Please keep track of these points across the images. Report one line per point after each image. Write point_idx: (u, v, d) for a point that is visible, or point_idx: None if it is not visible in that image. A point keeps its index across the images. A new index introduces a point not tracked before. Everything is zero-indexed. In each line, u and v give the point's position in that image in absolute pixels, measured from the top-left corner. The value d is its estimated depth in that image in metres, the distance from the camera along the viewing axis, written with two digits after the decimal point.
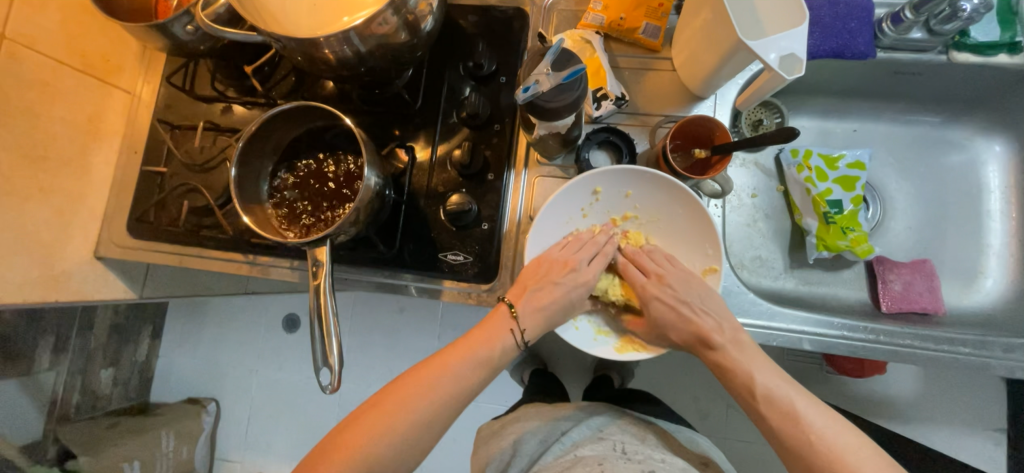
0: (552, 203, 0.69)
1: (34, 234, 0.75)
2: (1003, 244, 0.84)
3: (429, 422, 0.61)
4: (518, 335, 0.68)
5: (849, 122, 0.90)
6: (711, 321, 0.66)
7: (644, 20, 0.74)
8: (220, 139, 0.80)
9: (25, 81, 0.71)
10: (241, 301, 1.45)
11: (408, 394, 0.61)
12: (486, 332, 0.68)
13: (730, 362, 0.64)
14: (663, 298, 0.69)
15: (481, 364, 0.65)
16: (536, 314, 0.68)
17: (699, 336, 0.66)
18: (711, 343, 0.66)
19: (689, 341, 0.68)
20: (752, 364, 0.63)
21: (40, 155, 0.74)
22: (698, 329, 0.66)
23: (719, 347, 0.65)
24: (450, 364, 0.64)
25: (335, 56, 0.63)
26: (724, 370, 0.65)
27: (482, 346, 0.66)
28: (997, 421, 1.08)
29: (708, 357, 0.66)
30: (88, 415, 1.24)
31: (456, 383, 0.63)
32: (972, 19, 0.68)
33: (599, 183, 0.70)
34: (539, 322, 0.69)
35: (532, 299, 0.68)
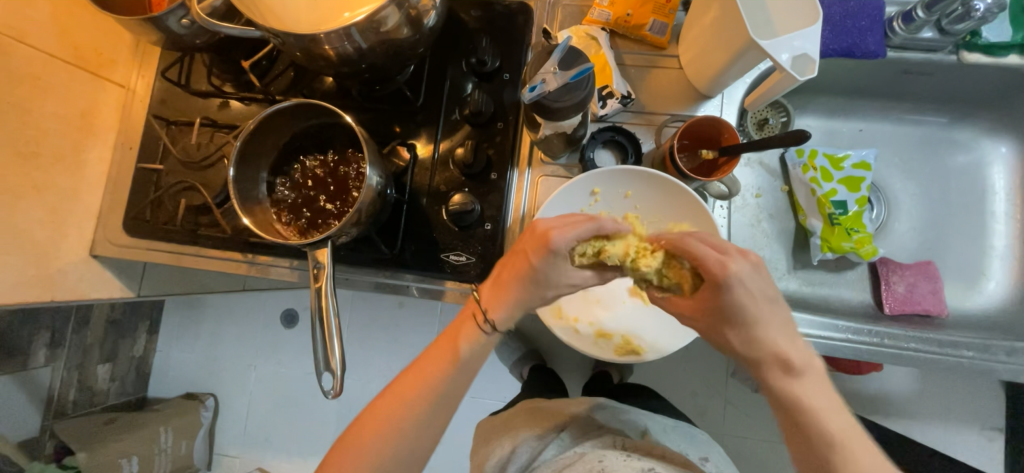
0: (553, 202, 0.68)
1: (27, 232, 0.74)
2: (1006, 246, 0.84)
3: (415, 439, 0.60)
4: (482, 320, 0.61)
5: (855, 122, 0.89)
6: (785, 334, 0.52)
7: (652, 17, 0.72)
8: (217, 135, 0.78)
9: (15, 76, 0.69)
10: (238, 296, 1.44)
11: (384, 416, 0.59)
12: (453, 326, 0.62)
13: (801, 398, 0.51)
14: (746, 286, 0.50)
15: (448, 366, 0.60)
16: (499, 294, 0.60)
17: (775, 353, 0.52)
18: (790, 365, 0.51)
19: (760, 361, 0.53)
20: (827, 409, 0.51)
21: (32, 152, 0.72)
22: (772, 344, 0.52)
23: (798, 373, 0.51)
24: (425, 372, 0.60)
25: (335, 52, 0.61)
26: (794, 408, 0.51)
27: (447, 343, 0.61)
28: (993, 420, 1.09)
29: (779, 387, 0.52)
30: (85, 411, 1.24)
31: (427, 395, 0.60)
32: (984, 19, 0.67)
33: (598, 181, 0.69)
34: (504, 302, 0.60)
35: (495, 280, 0.61)
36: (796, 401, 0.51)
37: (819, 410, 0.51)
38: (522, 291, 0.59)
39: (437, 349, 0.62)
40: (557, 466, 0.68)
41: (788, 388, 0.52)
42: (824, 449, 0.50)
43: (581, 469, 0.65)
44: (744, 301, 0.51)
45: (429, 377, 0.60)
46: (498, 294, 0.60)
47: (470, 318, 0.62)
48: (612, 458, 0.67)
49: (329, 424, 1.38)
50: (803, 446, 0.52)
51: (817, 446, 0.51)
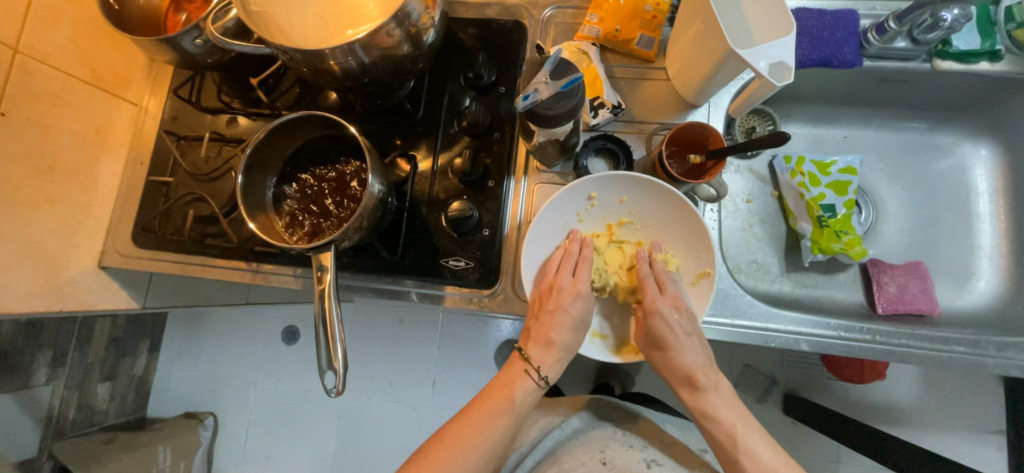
0: (548, 206, 0.71)
1: (40, 244, 0.76)
2: (992, 245, 0.86)
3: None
4: (536, 374, 0.68)
5: (839, 129, 0.93)
6: (700, 358, 0.67)
7: (639, 32, 0.76)
8: (225, 149, 0.82)
9: (36, 94, 0.73)
10: (239, 313, 1.45)
11: (438, 462, 0.61)
12: (504, 378, 0.68)
13: (711, 408, 0.65)
14: (668, 319, 0.66)
15: (502, 413, 0.65)
16: (548, 348, 0.68)
17: (689, 373, 0.66)
18: (696, 384, 0.66)
19: (676, 377, 0.67)
20: (735, 418, 0.64)
21: (48, 166, 0.76)
22: (686, 367, 0.66)
23: (704, 389, 0.66)
24: (477, 419, 0.64)
25: (339, 67, 0.65)
26: (703, 415, 0.65)
27: (500, 394, 0.66)
28: (996, 424, 1.08)
29: (691, 397, 0.67)
30: (83, 431, 1.23)
31: (481, 439, 0.63)
32: (953, 29, 0.71)
33: (596, 186, 0.71)
34: (554, 357, 0.68)
35: (539, 338, 0.69)
36: (706, 411, 0.65)
37: (729, 420, 0.64)
38: (563, 344, 0.69)
39: (488, 400, 0.66)
40: (560, 454, 0.71)
41: (696, 398, 0.66)
42: (734, 450, 0.63)
43: (585, 458, 0.68)
44: (664, 329, 0.66)
45: (485, 423, 0.64)
46: (550, 352, 0.68)
47: (521, 371, 0.68)
48: (614, 448, 0.70)
49: (329, 441, 1.36)
50: (718, 447, 0.65)
51: (723, 443, 0.64)
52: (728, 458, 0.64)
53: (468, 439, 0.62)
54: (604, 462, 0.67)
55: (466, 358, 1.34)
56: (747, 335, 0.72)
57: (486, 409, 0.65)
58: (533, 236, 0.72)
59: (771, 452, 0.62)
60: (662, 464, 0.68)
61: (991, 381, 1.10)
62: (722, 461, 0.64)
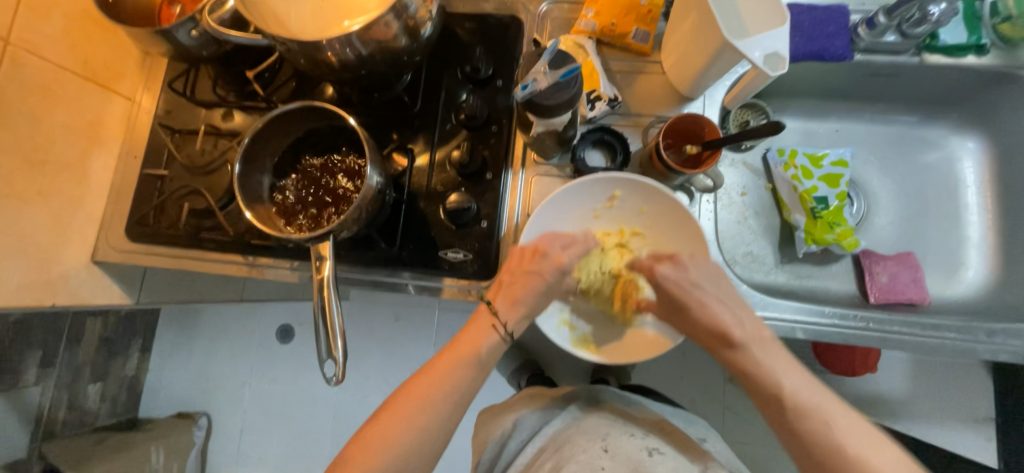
0: (571, 186, 0.71)
1: (32, 237, 0.75)
2: (980, 236, 0.88)
3: (431, 428, 0.61)
4: (501, 330, 0.66)
5: (831, 123, 0.94)
6: (728, 312, 0.64)
7: (635, 25, 0.77)
8: (221, 142, 0.81)
9: (27, 86, 0.72)
10: (233, 312, 1.44)
11: (405, 412, 0.60)
12: (469, 334, 0.66)
13: (755, 364, 0.61)
14: (675, 277, 0.67)
15: (468, 365, 0.64)
16: (515, 306, 0.67)
17: (722, 329, 0.63)
18: (732, 341, 0.63)
19: (711, 335, 0.64)
20: (781, 371, 0.60)
21: (40, 159, 0.75)
22: (716, 324, 0.64)
23: (742, 345, 0.62)
24: (445, 372, 0.63)
25: (337, 58, 0.65)
26: (748, 373, 0.62)
27: (465, 348, 0.65)
28: (986, 414, 1.10)
29: (729, 357, 0.63)
30: (73, 432, 1.21)
31: (447, 388, 0.62)
32: (940, 22, 0.73)
33: (623, 186, 0.73)
34: (521, 312, 0.68)
35: (508, 293, 0.67)
36: (746, 368, 0.62)
37: (774, 375, 0.60)
38: (533, 299, 0.68)
39: (453, 352, 0.65)
40: (561, 444, 0.71)
41: (738, 357, 0.62)
42: (783, 406, 0.59)
43: (587, 446, 0.68)
44: (678, 288, 0.66)
45: (450, 376, 0.63)
46: (515, 304, 0.67)
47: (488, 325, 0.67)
48: (615, 436, 0.70)
49: (325, 441, 1.36)
50: (765, 403, 0.61)
51: (776, 403, 0.59)
52: (777, 414, 0.60)
53: (434, 389, 0.62)
54: (605, 450, 0.68)
55: None
56: None
57: (452, 360, 0.64)
58: (546, 210, 0.72)
59: (821, 399, 0.59)
60: (664, 452, 0.68)
61: (980, 373, 1.12)
62: (770, 419, 0.61)
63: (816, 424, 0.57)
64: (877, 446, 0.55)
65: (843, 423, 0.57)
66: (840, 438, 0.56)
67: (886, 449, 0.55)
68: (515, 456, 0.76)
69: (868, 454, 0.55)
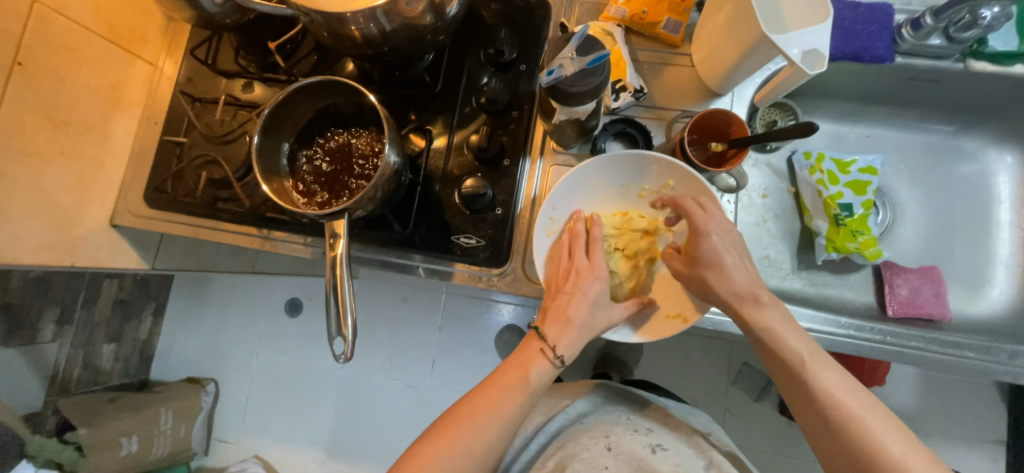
0: (620, 155, 0.69)
1: (53, 197, 0.76)
2: (1009, 255, 0.85)
3: (478, 458, 0.60)
4: (551, 353, 0.64)
5: (862, 128, 0.91)
6: (753, 276, 0.64)
7: (666, 15, 0.74)
8: (240, 113, 0.81)
9: (53, 44, 0.72)
10: (244, 282, 1.46)
11: (455, 437, 0.59)
12: (517, 359, 0.65)
13: (774, 325, 0.62)
14: (722, 239, 0.64)
15: (519, 390, 0.63)
16: (564, 326, 0.65)
17: (750, 290, 0.63)
18: (762, 300, 0.63)
19: (738, 296, 0.63)
20: (798, 337, 0.61)
21: (63, 119, 0.75)
22: (743, 288, 0.63)
23: (766, 305, 0.63)
24: (494, 398, 0.62)
25: (360, 33, 0.63)
26: (770, 332, 0.62)
27: (514, 373, 0.64)
28: (995, 435, 1.08)
29: (752, 315, 0.63)
30: (88, 389, 1.24)
31: (496, 418, 0.61)
32: (991, 27, 0.69)
33: (679, 177, 0.69)
34: (570, 336, 0.64)
35: (556, 316, 0.66)
36: (767, 328, 0.62)
37: (792, 337, 0.61)
38: (583, 327, 0.65)
39: (503, 379, 0.64)
40: (565, 440, 0.71)
41: (757, 316, 0.63)
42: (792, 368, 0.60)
43: (590, 444, 0.69)
44: (719, 249, 0.64)
45: (500, 402, 0.62)
46: (565, 329, 0.64)
47: (537, 351, 0.65)
48: (619, 434, 0.71)
49: (327, 414, 1.38)
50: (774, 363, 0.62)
51: (790, 363, 0.61)
52: (789, 375, 0.61)
53: (482, 418, 0.60)
54: (609, 448, 0.68)
55: (468, 340, 1.35)
56: None
57: (502, 388, 0.63)
58: (592, 169, 0.72)
59: (834, 366, 0.60)
60: (668, 449, 0.69)
61: (993, 394, 1.09)
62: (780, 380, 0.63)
63: (827, 386, 0.58)
64: (892, 424, 0.56)
65: (855, 394, 0.58)
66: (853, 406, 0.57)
67: (897, 425, 0.56)
68: (520, 452, 0.76)
69: (879, 426, 0.56)
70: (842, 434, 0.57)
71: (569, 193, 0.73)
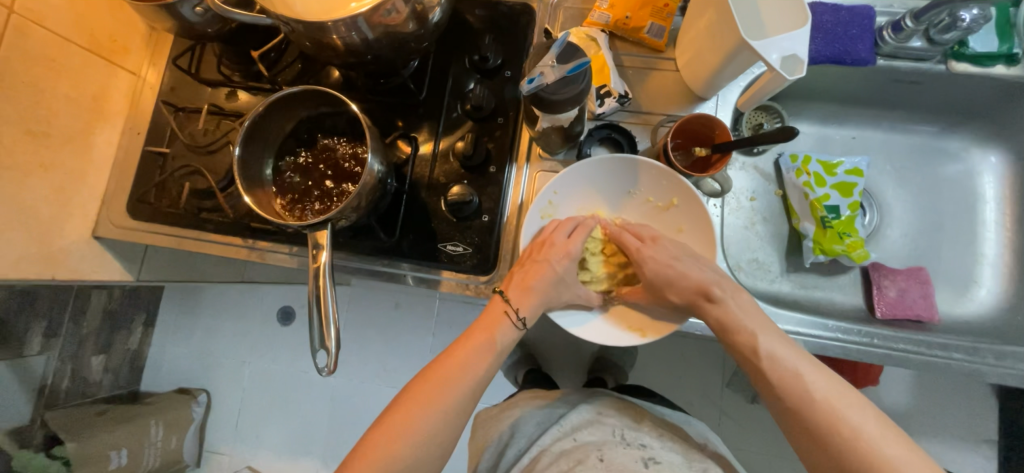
0: (642, 164, 0.69)
1: (33, 210, 0.75)
2: (996, 254, 0.85)
3: (449, 423, 0.61)
4: (513, 315, 0.68)
5: (848, 130, 0.91)
6: (710, 274, 0.66)
7: (649, 20, 0.74)
8: (224, 123, 0.80)
9: (31, 56, 0.71)
10: (235, 291, 1.45)
11: (425, 398, 0.61)
12: (483, 322, 0.68)
13: (732, 318, 0.63)
14: (658, 257, 0.69)
15: (486, 350, 0.65)
16: (526, 293, 0.68)
17: (702, 288, 0.66)
18: (712, 296, 0.65)
19: (691, 297, 0.66)
20: (754, 324, 0.62)
21: (43, 131, 0.74)
22: (698, 283, 0.66)
23: (720, 301, 0.65)
24: (462, 356, 0.64)
25: (342, 41, 0.63)
26: (726, 326, 0.63)
27: (482, 336, 0.66)
28: (988, 434, 1.08)
29: (709, 313, 0.65)
30: (77, 402, 1.23)
31: (466, 380, 0.63)
32: (972, 29, 0.70)
33: (684, 198, 0.70)
34: (533, 300, 0.68)
35: (520, 282, 0.68)
36: (724, 322, 0.64)
37: (750, 328, 0.62)
38: (545, 292, 0.68)
39: (471, 340, 0.66)
40: (559, 456, 0.70)
41: (713, 311, 0.65)
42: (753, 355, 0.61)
43: (584, 459, 0.68)
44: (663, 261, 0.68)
45: (469, 361, 0.64)
46: (526, 293, 0.68)
47: (501, 313, 0.68)
48: (612, 448, 0.70)
49: (320, 423, 1.37)
50: (736, 354, 0.63)
51: (744, 351, 0.62)
52: (750, 365, 0.61)
53: (453, 377, 0.62)
54: (600, 459, 0.69)
55: None
56: None
57: (471, 349, 0.65)
58: (605, 166, 0.71)
59: (792, 352, 0.60)
60: (660, 464, 0.69)
61: (986, 393, 1.09)
62: (742, 367, 0.63)
63: (784, 369, 0.58)
64: (847, 396, 0.56)
65: (814, 373, 0.58)
66: (808, 385, 0.57)
67: (854, 399, 0.56)
68: (513, 464, 0.75)
69: (834, 399, 0.56)
70: (803, 418, 0.56)
71: (575, 179, 0.72)
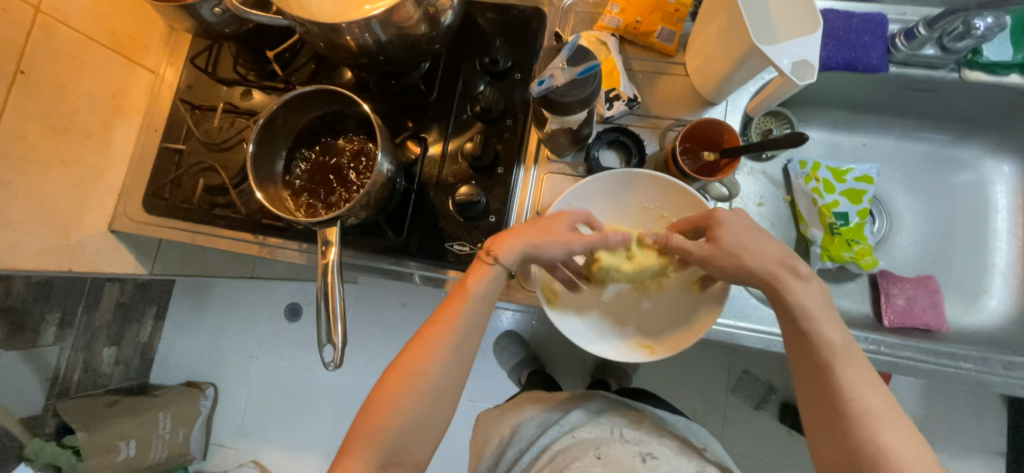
0: (655, 178, 0.69)
1: (52, 203, 0.77)
2: (1008, 265, 0.84)
3: (435, 400, 0.59)
4: (491, 259, 0.62)
5: (858, 137, 0.91)
6: (786, 250, 0.59)
7: (660, 25, 0.75)
8: (238, 121, 0.82)
9: (55, 53, 0.73)
10: (244, 287, 1.47)
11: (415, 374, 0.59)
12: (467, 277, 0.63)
13: (811, 305, 0.56)
14: (736, 220, 0.60)
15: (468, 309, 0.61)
16: (506, 239, 0.62)
17: (784, 260, 0.58)
18: (798, 271, 0.58)
19: (772, 267, 0.58)
20: (829, 320, 0.56)
21: (63, 127, 0.76)
22: (779, 257, 0.58)
23: (807, 277, 0.57)
24: (443, 323, 0.61)
25: (355, 43, 0.64)
26: (807, 311, 0.56)
27: (463, 288, 0.62)
28: (997, 447, 1.07)
29: (789, 289, 0.57)
30: (88, 392, 1.25)
31: (446, 338, 0.60)
32: (985, 37, 0.69)
33: (700, 212, 0.69)
34: (512, 244, 0.61)
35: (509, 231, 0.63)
36: (800, 304, 0.56)
37: (826, 321, 0.55)
38: (524, 235, 0.62)
39: (455, 299, 0.62)
40: (557, 454, 0.70)
41: (796, 291, 0.57)
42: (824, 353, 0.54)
43: (580, 454, 0.69)
44: (741, 226, 0.60)
45: (452, 328, 0.60)
46: (507, 237, 0.62)
47: (481, 261, 0.63)
48: (609, 445, 0.71)
49: (325, 418, 1.38)
50: (797, 342, 0.57)
51: (819, 347, 0.55)
52: (807, 358, 0.56)
53: (438, 347, 0.60)
54: (598, 458, 0.68)
55: None
56: (751, 338, 0.71)
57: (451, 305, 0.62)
58: (621, 179, 0.71)
59: (861, 361, 0.54)
60: (657, 458, 0.68)
61: (996, 406, 1.08)
62: (794, 355, 0.57)
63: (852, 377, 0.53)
64: (903, 422, 0.51)
65: (874, 388, 0.52)
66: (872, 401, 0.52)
67: (906, 427, 0.51)
68: (513, 464, 0.76)
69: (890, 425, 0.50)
70: (853, 423, 0.51)
71: (589, 195, 0.72)
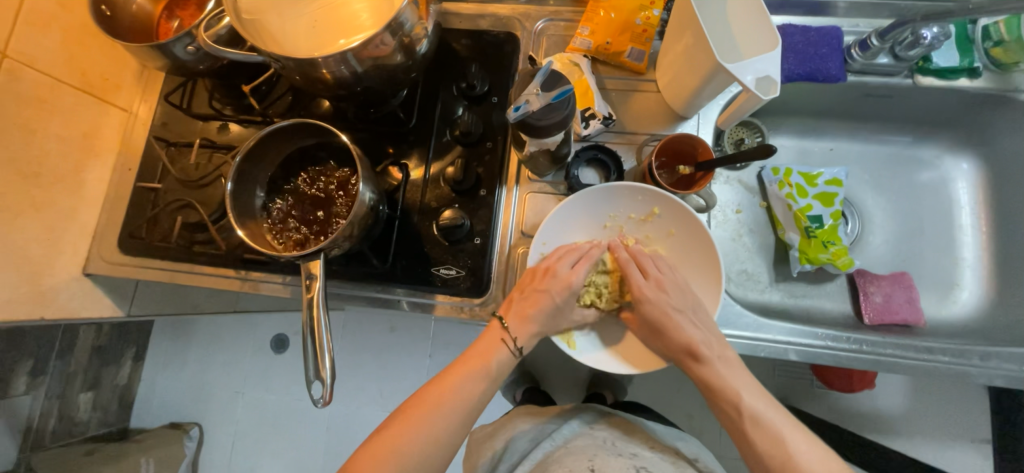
0: (610, 188, 0.71)
1: (23, 249, 0.75)
2: (975, 257, 0.87)
3: (438, 444, 0.60)
4: (511, 344, 0.67)
5: (826, 142, 0.95)
6: (699, 332, 0.65)
7: (629, 45, 0.77)
8: (216, 156, 0.81)
9: (23, 98, 0.72)
10: (227, 321, 1.43)
11: (419, 424, 0.60)
12: (479, 348, 0.67)
13: (717, 379, 0.63)
14: (657, 302, 0.67)
15: (480, 378, 0.65)
16: (525, 322, 0.67)
17: (690, 347, 0.64)
18: (699, 356, 0.64)
19: (677, 354, 0.65)
20: (742, 386, 0.63)
21: (33, 171, 0.75)
22: (685, 342, 0.65)
23: (707, 361, 0.64)
24: (451, 381, 0.64)
25: (332, 75, 0.65)
26: (712, 386, 0.63)
27: (476, 362, 0.65)
28: (984, 433, 1.09)
29: (694, 372, 0.65)
30: (61, 443, 1.19)
31: (456, 401, 0.62)
32: (933, 46, 0.74)
33: (665, 206, 0.71)
34: (531, 329, 0.67)
35: (519, 311, 0.68)
36: (712, 384, 0.63)
37: (735, 388, 0.62)
38: (544, 320, 0.68)
39: (466, 365, 0.65)
40: (548, 465, 0.69)
41: (701, 373, 0.64)
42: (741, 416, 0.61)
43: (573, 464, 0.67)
44: (658, 312, 0.66)
45: (462, 390, 0.63)
46: (525, 322, 0.67)
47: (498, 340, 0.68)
48: (603, 457, 0.69)
49: (318, 451, 1.34)
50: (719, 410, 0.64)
51: (730, 414, 0.62)
52: (732, 424, 0.62)
53: (446, 401, 0.62)
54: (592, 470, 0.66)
55: None
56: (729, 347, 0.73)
57: (461, 374, 0.64)
58: (581, 203, 0.72)
59: (774, 412, 0.61)
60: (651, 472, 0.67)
61: (977, 394, 1.11)
62: (723, 419, 0.64)
63: (774, 429, 0.60)
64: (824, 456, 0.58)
65: (797, 435, 0.60)
66: (790, 447, 0.58)
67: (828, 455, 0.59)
68: None
69: (812, 462, 0.57)
70: None
71: (555, 225, 0.72)
